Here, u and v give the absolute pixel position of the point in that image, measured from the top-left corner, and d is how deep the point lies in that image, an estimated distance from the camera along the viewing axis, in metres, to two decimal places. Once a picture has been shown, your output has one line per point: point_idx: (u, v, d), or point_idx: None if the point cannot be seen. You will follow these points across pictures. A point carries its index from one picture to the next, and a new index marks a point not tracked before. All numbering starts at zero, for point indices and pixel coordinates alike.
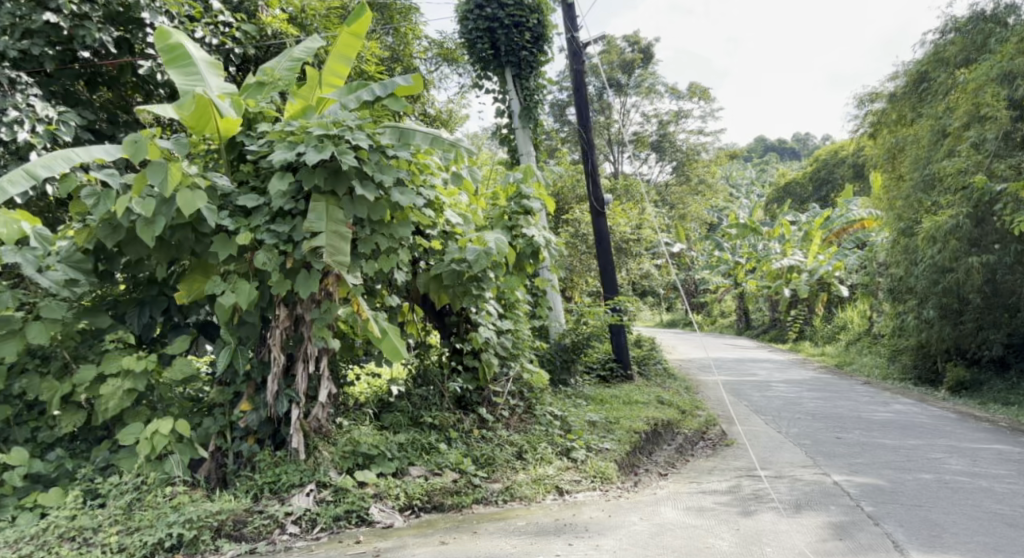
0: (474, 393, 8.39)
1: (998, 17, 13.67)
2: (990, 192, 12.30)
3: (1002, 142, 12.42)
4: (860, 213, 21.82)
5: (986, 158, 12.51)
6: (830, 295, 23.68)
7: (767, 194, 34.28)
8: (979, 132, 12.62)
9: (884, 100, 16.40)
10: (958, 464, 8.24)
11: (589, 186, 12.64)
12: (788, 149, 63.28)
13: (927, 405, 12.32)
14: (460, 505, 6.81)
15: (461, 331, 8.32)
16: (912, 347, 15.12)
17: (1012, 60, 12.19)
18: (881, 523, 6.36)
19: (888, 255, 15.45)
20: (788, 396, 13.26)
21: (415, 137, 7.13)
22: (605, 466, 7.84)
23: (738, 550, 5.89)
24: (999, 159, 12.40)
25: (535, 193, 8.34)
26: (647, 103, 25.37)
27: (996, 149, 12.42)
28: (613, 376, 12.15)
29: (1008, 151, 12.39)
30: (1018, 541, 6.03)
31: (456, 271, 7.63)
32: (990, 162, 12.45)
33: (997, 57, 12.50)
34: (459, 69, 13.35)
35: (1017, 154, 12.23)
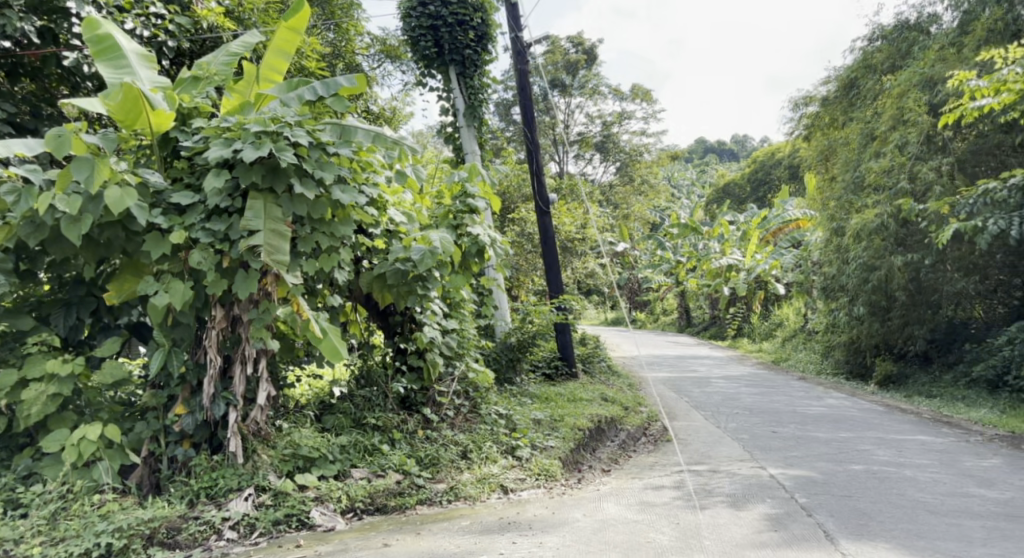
0: (418, 393, 8.30)
1: (921, 25, 14.14)
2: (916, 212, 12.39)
3: (923, 145, 12.97)
4: (795, 214, 22.41)
5: (909, 161, 13.05)
6: (767, 293, 24.21)
7: (707, 195, 34.90)
8: (903, 134, 13.17)
9: (818, 104, 16.81)
10: (886, 455, 8.47)
11: (534, 186, 12.64)
12: (727, 150, 64.55)
13: (858, 399, 12.67)
14: (404, 506, 6.75)
15: (406, 331, 8.24)
16: (843, 343, 15.54)
17: (932, 67, 12.81)
18: (813, 514, 6.51)
19: (822, 254, 15.85)
20: (726, 391, 13.50)
21: (356, 134, 7.04)
22: (550, 464, 7.89)
23: (678, 543, 5.96)
24: (920, 162, 12.94)
25: (480, 192, 8.29)
26: (591, 104, 25.52)
27: (917, 152, 12.97)
28: (559, 373, 12.19)
29: (927, 154, 12.94)
30: (940, 526, 6.20)
31: (401, 271, 7.56)
32: (912, 164, 12.99)
33: (920, 63, 13.16)
34: (402, 66, 13.19)
35: (936, 157, 12.81)
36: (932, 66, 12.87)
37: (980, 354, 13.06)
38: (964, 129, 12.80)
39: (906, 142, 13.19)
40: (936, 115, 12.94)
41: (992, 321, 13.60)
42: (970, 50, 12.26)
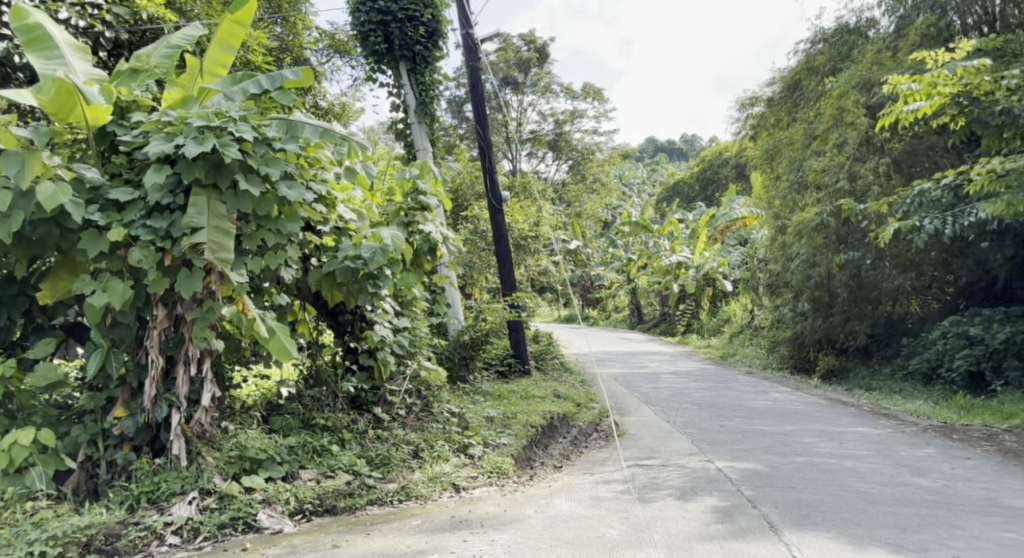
0: (369, 393, 8.21)
1: (860, 29, 14.65)
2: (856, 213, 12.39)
3: (862, 145, 13.31)
4: (742, 212, 22.85)
5: (847, 160, 13.36)
6: (715, 290, 24.61)
7: (657, 193, 35.31)
8: (843, 135, 13.50)
9: (763, 104, 17.11)
10: (828, 446, 8.64)
11: (487, 183, 12.59)
12: (676, 150, 65.40)
13: (802, 393, 12.93)
14: (354, 506, 6.67)
15: (356, 329, 8.14)
16: (788, 339, 15.83)
17: (869, 71, 13.18)
18: (759, 506, 6.60)
19: (768, 251, 16.13)
20: (675, 386, 13.65)
21: (303, 129, 6.95)
22: (502, 461, 7.88)
23: (627, 537, 5.99)
24: (859, 162, 13.27)
25: (433, 189, 8.25)
26: (543, 103, 25.53)
27: (856, 152, 13.31)
28: (512, 371, 12.16)
29: (865, 154, 13.28)
30: (878, 515, 6.33)
31: (351, 268, 7.48)
32: (851, 164, 13.32)
33: (858, 66, 13.53)
34: (351, 62, 13.02)
35: (874, 157, 13.16)
36: (869, 69, 13.22)
37: (916, 347, 13.40)
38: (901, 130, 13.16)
39: (845, 142, 13.51)
40: (873, 117, 13.33)
41: (928, 316, 14.00)
42: (906, 53, 12.63)
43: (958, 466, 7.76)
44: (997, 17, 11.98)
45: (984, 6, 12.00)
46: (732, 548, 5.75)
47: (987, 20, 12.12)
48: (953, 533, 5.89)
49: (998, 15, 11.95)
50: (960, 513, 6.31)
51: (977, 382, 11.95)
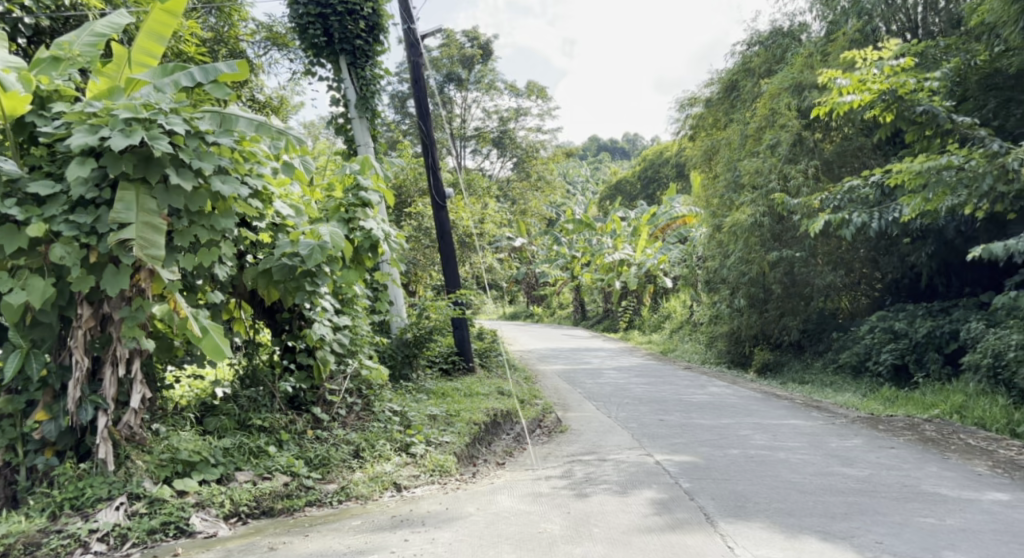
0: (307, 393, 8.05)
1: (792, 33, 15.07)
2: (792, 206, 12.54)
3: (794, 147, 13.50)
4: (682, 210, 23.19)
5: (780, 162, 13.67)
6: (656, 287, 24.93)
7: (600, 191, 35.70)
8: (776, 135, 13.78)
9: (701, 105, 17.37)
10: (762, 439, 8.80)
11: (430, 180, 12.48)
12: (619, 149, 66.16)
13: (739, 387, 13.16)
14: (292, 508, 6.54)
15: (294, 328, 7.95)
16: (725, 334, 16.13)
17: (801, 73, 13.49)
18: (696, 498, 6.67)
19: (705, 249, 16.39)
20: (618, 382, 13.78)
21: (238, 123, 6.71)
22: (445, 459, 7.82)
23: (567, 532, 6.00)
24: (791, 163, 13.48)
25: (373, 185, 8.16)
26: (488, 100, 25.44)
27: (789, 153, 13.50)
28: (456, 368, 12.07)
29: (797, 156, 13.49)
30: (810, 504, 6.45)
31: (287, 266, 7.34)
32: (783, 165, 13.61)
33: (790, 69, 13.83)
34: (290, 55, 12.76)
35: (805, 159, 13.39)
36: (800, 72, 13.54)
37: (845, 342, 13.73)
38: (830, 131, 13.45)
39: (778, 143, 13.82)
40: (805, 120, 13.52)
41: (857, 312, 14.52)
42: (834, 57, 13.02)
43: (883, 455, 7.99)
44: (919, 26, 12.69)
45: (908, 13, 12.66)
46: (669, 539, 5.80)
47: (910, 27, 12.76)
48: (878, 519, 6.04)
49: (920, 23, 12.67)
50: (884, 501, 6.48)
51: (903, 374, 12.30)
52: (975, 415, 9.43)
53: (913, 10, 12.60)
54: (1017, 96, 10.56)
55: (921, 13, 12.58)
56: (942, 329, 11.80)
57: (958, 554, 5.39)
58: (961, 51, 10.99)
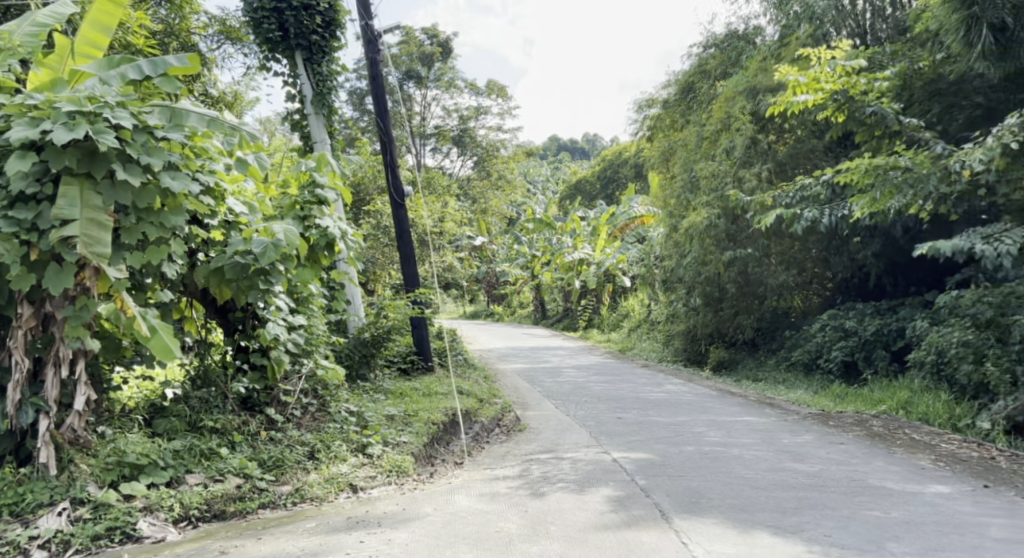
0: (261, 393, 7.89)
1: (747, 36, 15.26)
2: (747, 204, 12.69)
3: (748, 149, 13.71)
4: (640, 210, 23.37)
5: (736, 165, 13.84)
6: (615, 286, 25.10)
7: (560, 191, 35.84)
8: (731, 139, 13.97)
9: (659, 106, 17.51)
10: (717, 436, 8.88)
11: (389, 178, 12.36)
12: (579, 150, 66.51)
13: (695, 385, 13.28)
14: (244, 511, 6.42)
15: (247, 328, 7.80)
16: (682, 332, 16.28)
17: (755, 77, 13.65)
18: (651, 495, 6.70)
19: (663, 248, 16.51)
20: (576, 380, 13.82)
21: (189, 118, 6.48)
22: (402, 459, 7.72)
23: (524, 531, 5.98)
24: (745, 166, 13.69)
25: (330, 183, 8.04)
26: (448, 98, 25.29)
27: (743, 156, 13.74)
28: (414, 367, 11.98)
29: (751, 158, 13.69)
30: (763, 499, 6.51)
31: (240, 264, 7.19)
32: (738, 168, 13.78)
33: (745, 73, 13.98)
34: (244, 49, 12.54)
35: (759, 162, 13.59)
36: (755, 75, 13.72)
37: (798, 340, 13.92)
38: (784, 134, 13.64)
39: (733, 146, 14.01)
40: (758, 123, 13.71)
41: (809, 310, 14.68)
42: (787, 60, 13.21)
43: (833, 451, 8.11)
44: (868, 32, 12.96)
45: (856, 20, 12.93)
46: (625, 536, 5.81)
47: (858, 33, 13.04)
48: (826, 513, 6.12)
49: (869, 29, 12.94)
50: (833, 495, 6.57)
51: (852, 371, 12.54)
52: (920, 410, 9.70)
53: (862, 17, 12.88)
54: (959, 101, 10.71)
55: (870, 19, 12.84)
56: (890, 327, 12.04)
57: (901, 545, 5.48)
58: (906, 57, 11.32)
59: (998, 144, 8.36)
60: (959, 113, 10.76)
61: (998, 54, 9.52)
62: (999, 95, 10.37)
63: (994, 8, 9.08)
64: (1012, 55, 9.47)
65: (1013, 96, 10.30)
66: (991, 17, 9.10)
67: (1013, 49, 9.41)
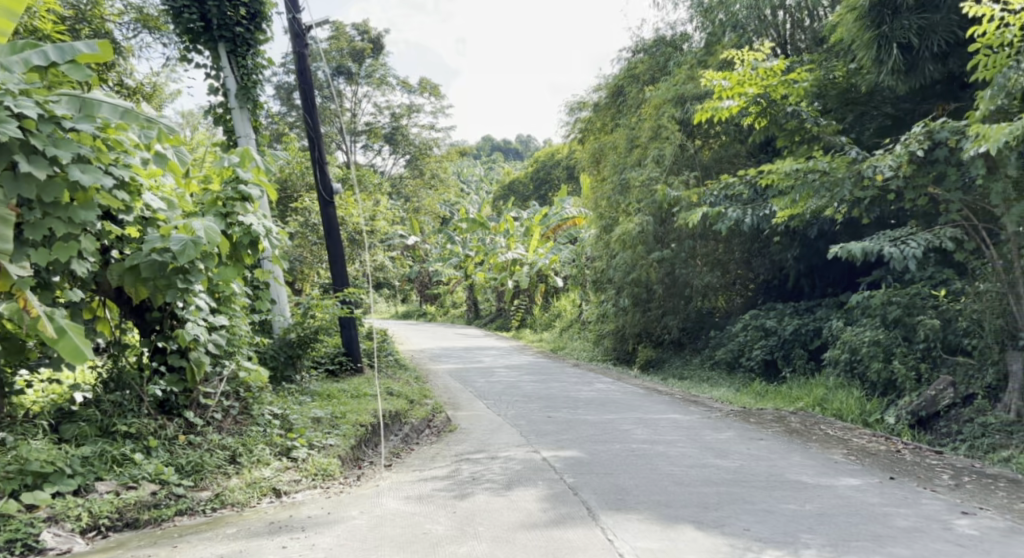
0: (179, 397, 7.59)
1: (675, 42, 15.49)
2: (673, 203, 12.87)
3: (677, 154, 13.93)
4: (572, 212, 23.59)
5: (665, 169, 14.04)
6: (547, 286, 25.28)
7: (494, 191, 35.89)
8: (660, 148, 14.04)
9: (590, 109, 17.69)
10: (643, 433, 8.96)
11: (317, 175, 12.09)
12: (511, 150, 66.72)
13: (623, 383, 13.41)
14: (159, 519, 6.18)
15: (166, 328, 7.49)
16: (611, 332, 16.44)
17: (683, 84, 13.86)
18: (579, 493, 6.70)
19: (593, 249, 16.64)
20: (508, 380, 13.81)
21: (101, 109, 6.24)
22: (328, 462, 7.54)
23: (451, 532, 5.89)
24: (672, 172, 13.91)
25: (254, 179, 7.72)
26: (379, 95, 24.96)
27: (672, 162, 13.96)
28: (343, 368, 11.75)
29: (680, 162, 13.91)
30: (687, 495, 6.58)
31: (157, 263, 6.91)
32: (667, 172, 13.99)
33: (673, 81, 14.15)
34: (162, 39, 12.09)
35: (686, 171, 13.89)
36: (683, 81, 13.95)
37: (721, 339, 14.20)
38: (709, 139, 13.94)
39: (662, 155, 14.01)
40: (686, 130, 13.95)
41: (732, 310, 15.00)
42: (712, 66, 13.48)
43: (754, 446, 8.27)
44: (788, 42, 13.37)
45: (778, 30, 13.28)
46: (552, 534, 5.78)
47: (780, 42, 13.42)
48: (747, 508, 6.21)
49: (789, 39, 13.33)
50: (753, 490, 6.68)
51: (771, 369, 12.86)
52: (834, 405, 9.98)
53: (783, 27, 13.25)
54: (870, 111, 11.19)
55: (790, 29, 13.22)
56: (808, 327, 12.38)
57: (816, 537, 5.59)
58: (823, 66, 11.67)
59: (906, 151, 8.68)
60: (870, 122, 11.24)
61: (904, 70, 9.81)
62: (905, 106, 10.79)
63: (902, 28, 9.46)
64: (917, 70, 9.75)
65: (918, 107, 10.73)
66: (899, 37, 9.50)
67: (917, 66, 9.70)
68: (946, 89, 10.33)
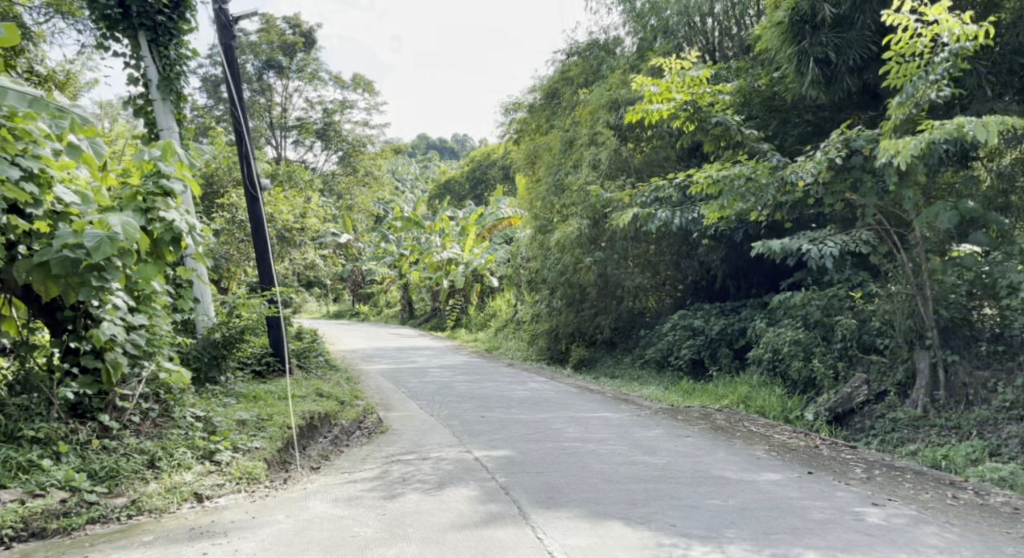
0: (93, 399, 7.30)
1: (608, 46, 15.61)
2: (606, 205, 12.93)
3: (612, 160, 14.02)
4: (507, 212, 23.62)
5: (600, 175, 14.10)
6: (483, 286, 25.24)
7: (429, 190, 35.68)
8: (595, 152, 14.15)
9: (525, 110, 17.70)
10: (574, 431, 8.97)
11: (245, 171, 11.74)
12: (447, 149, 66.49)
13: (556, 382, 13.43)
14: (69, 528, 5.89)
15: (78, 328, 7.11)
16: (545, 332, 16.46)
17: (617, 89, 13.96)
18: (510, 492, 6.63)
19: (528, 249, 16.63)
20: (441, 380, 13.68)
21: (6, 96, 5.88)
22: (253, 466, 7.31)
23: (380, 534, 5.75)
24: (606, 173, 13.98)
25: (177, 172, 7.34)
26: (311, 90, 24.48)
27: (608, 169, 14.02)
28: (271, 370, 11.44)
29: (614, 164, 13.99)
30: (615, 492, 6.57)
31: (69, 259, 6.57)
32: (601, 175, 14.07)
33: (607, 85, 14.25)
34: (78, 25, 11.57)
35: (622, 175, 13.99)
36: (617, 85, 14.06)
37: (651, 339, 14.35)
38: (641, 142, 14.06)
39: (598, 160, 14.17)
40: (619, 133, 14.06)
41: (662, 310, 15.16)
42: (645, 71, 13.61)
43: (681, 443, 8.36)
44: (717, 49, 13.63)
45: (706, 38, 13.55)
46: (482, 534, 5.69)
47: (708, 49, 13.68)
48: (674, 503, 6.25)
49: (717, 46, 13.60)
50: (679, 486, 6.73)
51: (699, 368, 13.06)
52: (757, 403, 10.14)
53: (711, 35, 13.51)
54: (793, 118, 11.38)
55: (718, 37, 13.48)
56: (733, 327, 12.63)
57: (739, 531, 5.64)
58: (748, 74, 11.95)
59: (825, 158, 8.86)
60: (792, 129, 11.41)
61: (824, 82, 10.08)
62: (825, 114, 11.04)
63: (820, 44, 9.75)
64: (837, 82, 10.03)
65: (836, 115, 10.95)
66: (817, 53, 9.76)
67: (837, 78, 9.98)
68: (861, 100, 10.57)
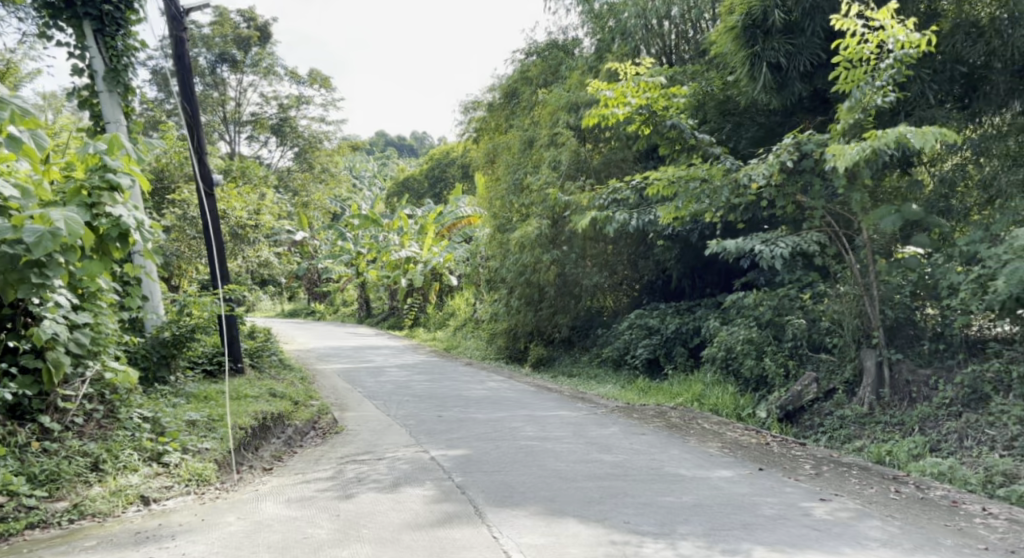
0: (33, 400, 7.07)
1: (566, 46, 15.62)
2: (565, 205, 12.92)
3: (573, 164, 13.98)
4: (466, 211, 23.54)
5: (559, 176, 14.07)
6: (442, 285, 25.12)
7: (387, 188, 35.43)
8: (554, 153, 14.15)
9: (484, 108, 17.64)
10: (531, 430, 8.93)
11: (198, 166, 11.50)
12: (405, 148, 66.11)
13: (514, 381, 13.38)
14: (6, 533, 5.68)
15: (18, 326, 6.90)
16: (503, 331, 16.41)
17: (575, 90, 13.98)
18: (465, 491, 6.57)
19: (487, 248, 16.57)
20: (398, 379, 13.55)
21: None
22: (203, 467, 7.15)
23: (333, 536, 5.64)
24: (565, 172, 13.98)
25: (125, 167, 7.10)
26: (266, 85, 24.10)
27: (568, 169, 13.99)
28: (223, 370, 11.21)
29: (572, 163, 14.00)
30: (569, 491, 6.54)
31: (8, 255, 6.38)
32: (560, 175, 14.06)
33: (566, 85, 14.26)
34: (20, 13, 11.20)
35: (581, 174, 14.00)
36: (575, 85, 14.09)
37: (609, 337, 14.40)
38: (600, 143, 14.07)
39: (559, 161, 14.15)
40: (578, 134, 14.06)
41: (619, 309, 15.21)
42: (603, 72, 13.65)
43: (636, 441, 8.37)
44: (672, 52, 13.74)
45: (663, 43, 13.66)
46: (437, 534, 5.62)
47: (665, 52, 13.78)
48: (629, 501, 6.24)
49: (673, 49, 13.70)
50: (633, 483, 6.74)
51: (655, 367, 13.13)
52: (711, 401, 10.23)
53: (667, 39, 13.62)
54: (746, 122, 11.42)
55: (675, 39, 13.58)
56: (688, 326, 12.74)
57: (692, 528, 5.66)
58: (702, 77, 12.06)
59: (777, 161, 8.86)
60: (745, 132, 11.48)
61: (776, 89, 10.19)
62: (777, 118, 11.04)
63: (771, 49, 9.85)
64: (788, 88, 10.13)
65: (788, 120, 11.06)
66: (769, 57, 9.86)
67: (788, 84, 10.09)
68: (811, 104, 10.75)
